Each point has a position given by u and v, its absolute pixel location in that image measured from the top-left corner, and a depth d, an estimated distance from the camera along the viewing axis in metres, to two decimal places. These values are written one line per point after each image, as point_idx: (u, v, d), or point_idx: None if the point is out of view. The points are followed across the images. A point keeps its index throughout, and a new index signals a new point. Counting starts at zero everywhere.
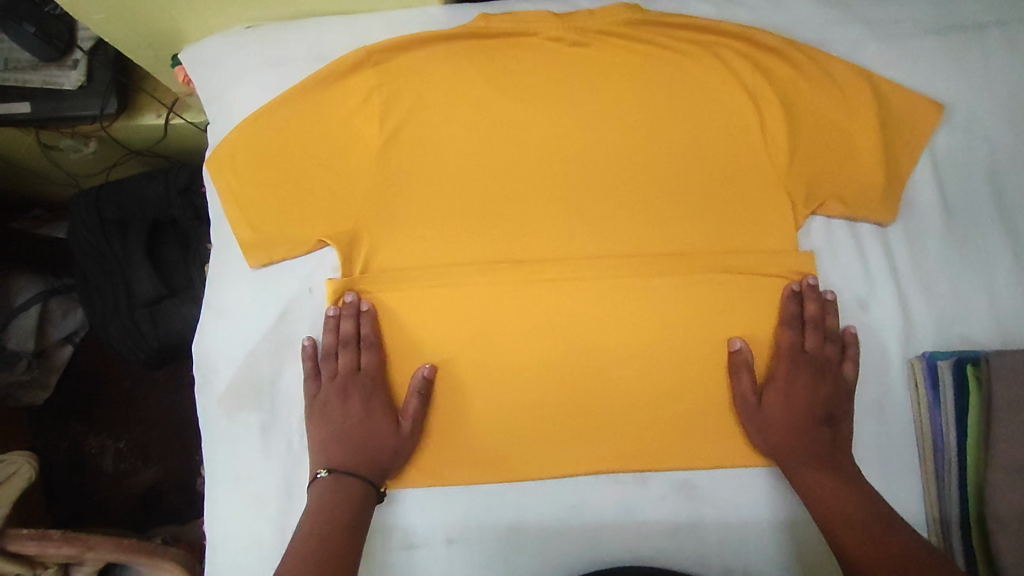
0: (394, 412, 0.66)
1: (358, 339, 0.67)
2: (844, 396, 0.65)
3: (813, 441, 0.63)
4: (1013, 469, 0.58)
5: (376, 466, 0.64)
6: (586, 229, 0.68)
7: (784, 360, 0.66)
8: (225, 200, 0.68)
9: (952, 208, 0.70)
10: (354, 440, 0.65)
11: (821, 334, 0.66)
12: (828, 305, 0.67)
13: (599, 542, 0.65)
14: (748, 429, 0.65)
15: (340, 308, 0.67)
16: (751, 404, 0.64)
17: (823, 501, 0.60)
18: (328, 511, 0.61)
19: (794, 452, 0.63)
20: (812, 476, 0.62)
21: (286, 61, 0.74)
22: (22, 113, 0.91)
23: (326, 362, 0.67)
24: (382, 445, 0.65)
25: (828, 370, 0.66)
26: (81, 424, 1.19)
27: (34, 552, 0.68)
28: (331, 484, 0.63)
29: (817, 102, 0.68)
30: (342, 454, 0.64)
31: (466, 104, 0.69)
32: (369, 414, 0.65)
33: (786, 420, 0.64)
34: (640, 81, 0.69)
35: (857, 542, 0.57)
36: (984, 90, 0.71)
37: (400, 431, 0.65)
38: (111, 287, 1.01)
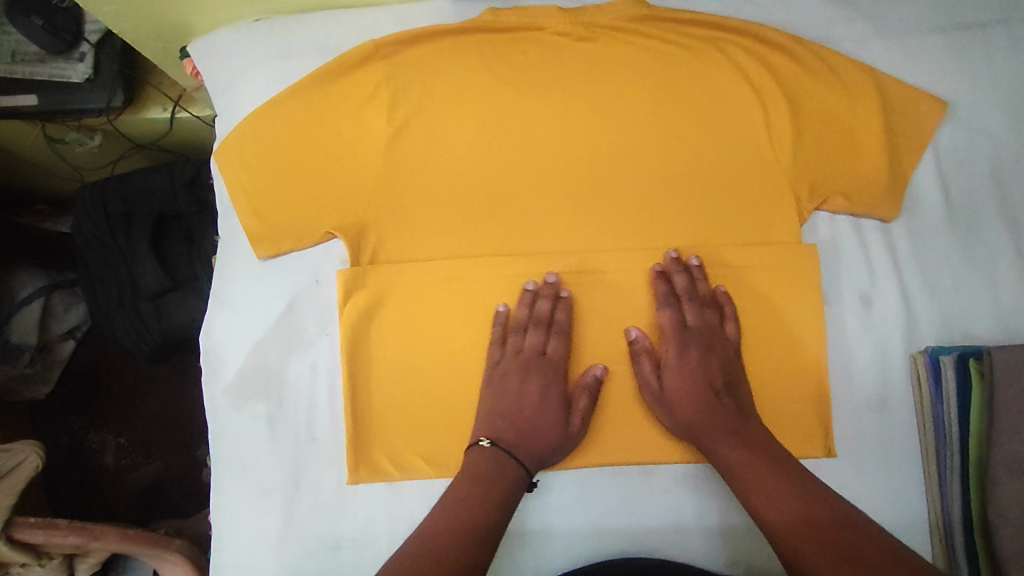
0: (564, 401, 0.65)
1: (550, 323, 0.66)
2: (732, 359, 0.66)
3: (715, 410, 0.63)
4: (1015, 464, 0.59)
5: (536, 452, 0.64)
6: (594, 223, 0.69)
7: (672, 336, 0.66)
8: (233, 191, 0.69)
9: (955, 205, 0.70)
10: (517, 419, 0.64)
11: (698, 306, 0.66)
12: (698, 277, 0.67)
13: (606, 534, 0.66)
14: (656, 412, 0.65)
15: (538, 287, 0.67)
16: (654, 389, 0.65)
17: (742, 472, 0.60)
18: (484, 484, 0.60)
19: (705, 427, 0.63)
20: (723, 447, 0.62)
21: (293, 54, 0.74)
22: (29, 106, 0.92)
23: (510, 339, 0.67)
24: (547, 433, 0.64)
25: (714, 340, 0.66)
26: (82, 418, 1.19)
27: (40, 541, 0.67)
28: (493, 457, 0.62)
29: (823, 98, 0.69)
30: (514, 435, 0.64)
31: (474, 97, 0.70)
32: (560, 399, 0.65)
33: (691, 395, 0.64)
34: (646, 75, 0.70)
35: (779, 513, 0.57)
36: (988, 87, 0.72)
37: (566, 422, 0.65)
38: (115, 281, 1.01)
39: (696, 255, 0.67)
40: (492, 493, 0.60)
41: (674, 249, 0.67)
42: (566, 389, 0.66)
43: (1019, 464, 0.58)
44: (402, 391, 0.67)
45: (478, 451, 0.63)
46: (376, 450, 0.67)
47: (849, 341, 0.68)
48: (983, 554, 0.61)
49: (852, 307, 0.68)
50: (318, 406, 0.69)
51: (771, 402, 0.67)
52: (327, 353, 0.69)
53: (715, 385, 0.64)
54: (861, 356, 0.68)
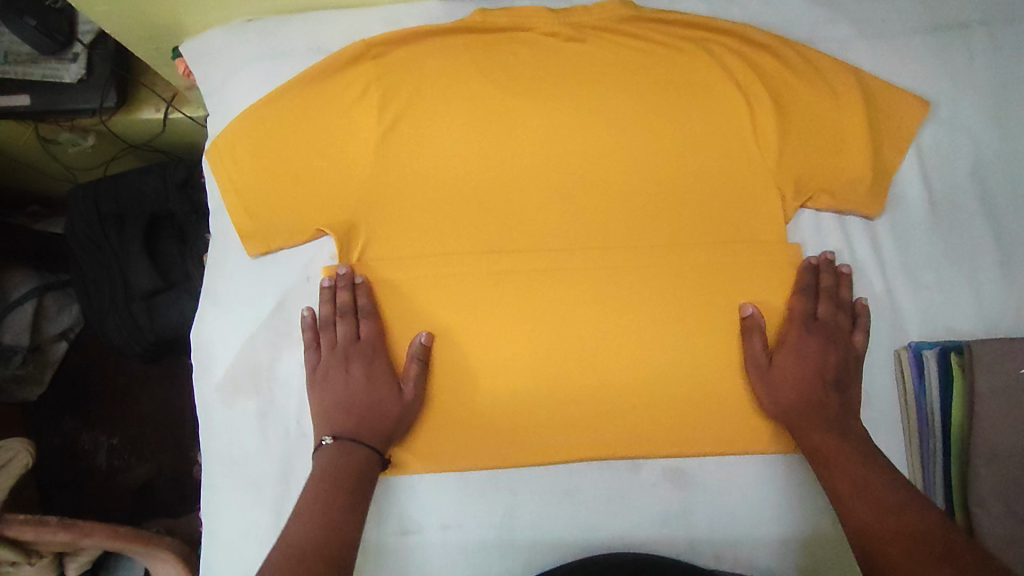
0: (392, 376, 0.66)
1: (355, 309, 0.67)
2: (852, 363, 0.66)
3: (823, 404, 0.64)
4: (994, 454, 0.61)
5: (375, 432, 0.64)
6: (581, 220, 0.70)
7: (799, 324, 0.66)
8: (225, 189, 0.69)
9: (937, 203, 0.71)
10: (353, 407, 0.65)
11: (834, 304, 0.67)
12: (844, 279, 0.68)
13: (593, 529, 0.66)
14: (759, 389, 0.65)
15: (334, 279, 0.67)
16: (763, 366, 0.65)
17: (834, 459, 0.61)
18: (323, 481, 0.61)
19: (806, 414, 0.64)
20: (820, 439, 0.62)
21: (286, 54, 0.75)
22: (22, 106, 0.92)
23: (324, 331, 0.68)
24: (387, 411, 0.65)
25: (838, 338, 0.67)
26: (74, 420, 1.19)
27: (31, 538, 0.67)
28: (334, 452, 0.63)
29: (806, 97, 0.70)
30: (347, 422, 0.65)
31: (462, 96, 0.70)
32: (384, 375, 0.66)
33: (799, 382, 0.65)
34: (633, 75, 0.71)
35: (867, 501, 0.58)
36: (969, 88, 0.73)
37: (401, 396, 0.65)
38: (108, 281, 1.02)
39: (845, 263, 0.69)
40: (331, 489, 0.61)
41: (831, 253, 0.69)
42: (391, 366, 0.67)
43: (998, 454, 0.60)
44: None
45: (320, 451, 0.63)
46: None
47: None
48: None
49: None
50: (307, 403, 0.69)
51: None
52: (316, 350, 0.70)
53: (826, 380, 0.65)
54: None
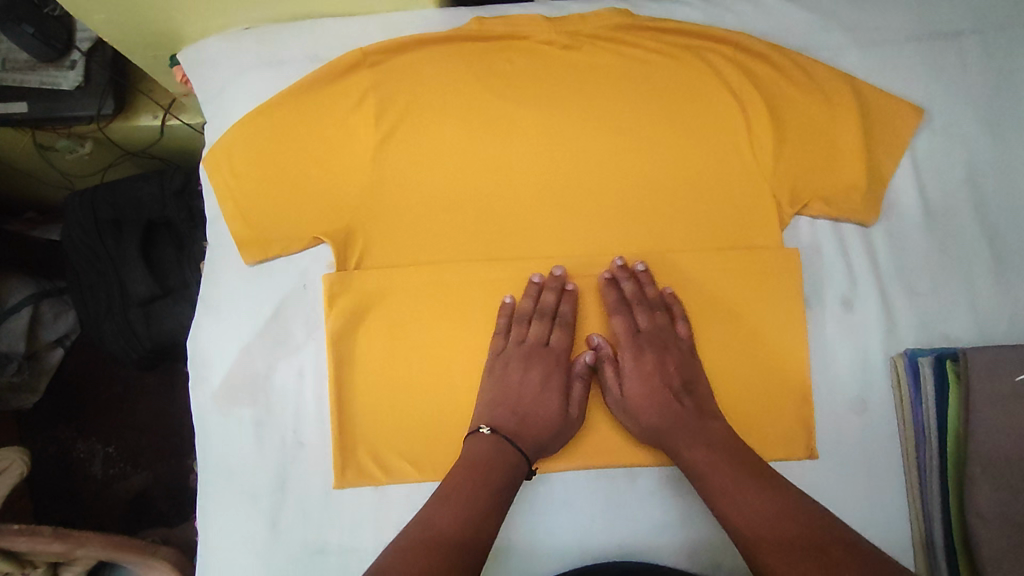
0: (564, 386, 0.67)
1: (555, 315, 0.68)
2: (688, 358, 0.67)
3: (675, 412, 0.64)
4: (993, 462, 0.61)
5: (533, 439, 0.64)
6: (579, 229, 0.70)
7: (629, 339, 0.67)
8: (223, 198, 0.70)
9: (933, 210, 0.71)
10: (517, 407, 0.65)
11: (648, 310, 0.67)
12: (644, 281, 0.68)
13: (590, 539, 0.66)
14: (622, 419, 0.66)
15: (545, 278, 0.68)
16: (613, 394, 0.66)
17: (700, 474, 0.61)
18: (478, 473, 0.60)
19: (667, 430, 0.64)
20: (685, 448, 0.63)
21: (282, 62, 0.75)
22: (19, 113, 0.92)
23: (516, 327, 0.68)
24: (548, 420, 0.65)
25: (667, 341, 0.67)
26: (69, 428, 1.19)
27: (24, 549, 0.65)
28: (486, 444, 0.63)
29: (804, 104, 0.70)
30: (513, 424, 0.65)
31: (460, 104, 0.71)
32: (563, 383, 0.67)
33: (651, 397, 0.65)
34: (629, 84, 0.71)
35: (738, 512, 0.58)
36: (964, 96, 0.74)
37: (567, 413, 0.66)
38: (105, 288, 1.03)
39: (641, 260, 0.68)
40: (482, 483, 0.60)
41: (639, 261, 0.68)
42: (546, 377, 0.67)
43: (995, 461, 0.61)
44: (389, 394, 0.68)
45: (479, 439, 0.63)
46: (361, 453, 0.67)
47: (830, 343, 0.69)
48: (961, 548, 0.62)
49: (835, 310, 0.69)
50: (306, 411, 0.69)
51: (753, 405, 0.68)
52: (314, 358, 0.70)
53: (674, 386, 0.66)
54: (840, 359, 0.69)
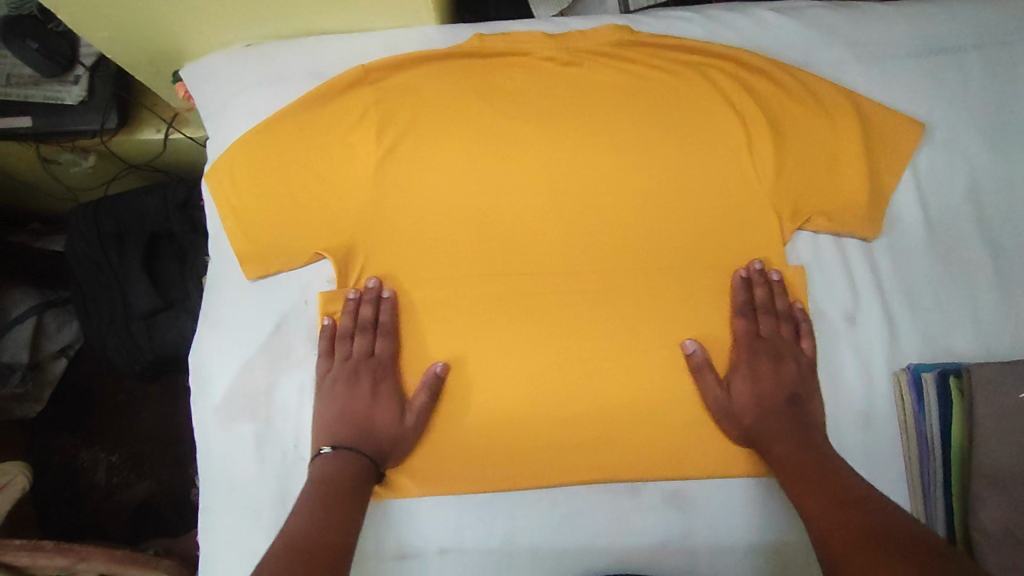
0: (398, 395, 0.66)
1: (375, 326, 0.67)
2: (806, 371, 0.67)
3: (780, 420, 0.65)
4: (997, 478, 0.60)
5: (374, 444, 0.65)
6: (578, 243, 0.70)
7: (746, 342, 0.67)
8: (224, 214, 0.70)
9: (934, 224, 0.71)
10: (354, 422, 0.65)
11: (773, 319, 0.68)
12: (777, 291, 0.68)
13: (591, 553, 0.66)
14: (722, 422, 0.66)
15: (361, 293, 0.68)
16: (721, 399, 0.65)
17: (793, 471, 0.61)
18: (321, 487, 0.60)
19: (771, 431, 0.64)
20: (782, 448, 0.63)
21: (285, 79, 0.75)
22: (22, 127, 0.93)
23: (340, 343, 0.68)
24: (382, 429, 0.65)
25: (784, 352, 0.67)
26: (73, 438, 1.19)
27: (26, 563, 0.67)
28: (327, 459, 0.63)
29: (802, 119, 0.71)
30: (349, 434, 0.65)
31: (460, 120, 0.71)
32: (393, 391, 0.67)
33: (759, 403, 0.66)
34: (630, 99, 0.72)
35: (823, 504, 0.57)
36: (964, 110, 0.73)
37: (402, 421, 0.65)
38: (108, 300, 1.03)
39: (750, 268, 0.69)
40: (332, 498, 0.60)
41: (759, 261, 0.69)
42: (541, 393, 0.67)
43: (1000, 477, 0.60)
44: None
45: (322, 457, 0.64)
46: None
47: (833, 358, 0.69)
48: None
49: (837, 325, 0.69)
50: (306, 426, 0.68)
51: None
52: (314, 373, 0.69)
53: (784, 397, 0.66)
54: (843, 374, 0.68)
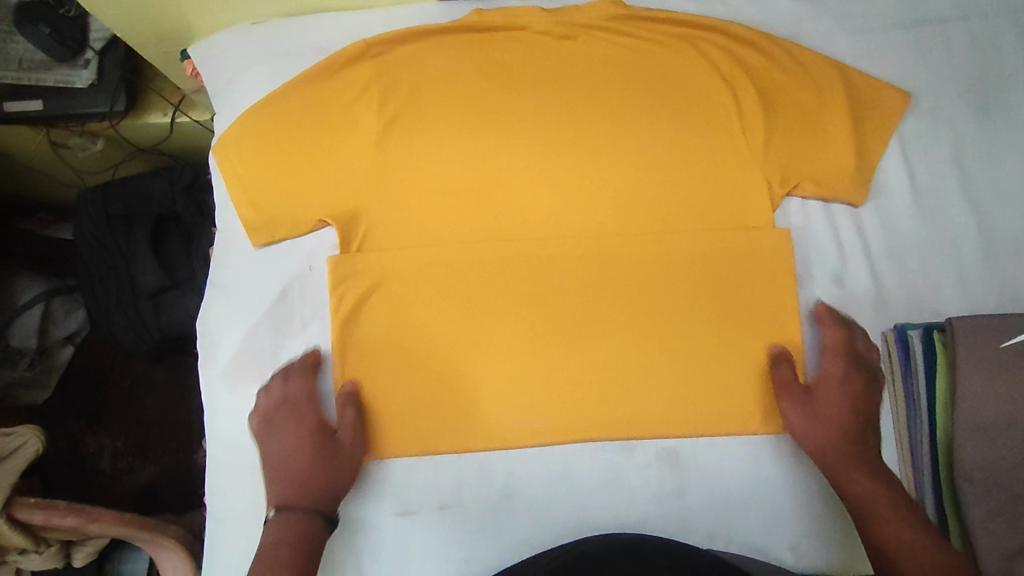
0: (323, 429, 0.67)
1: (288, 369, 0.69)
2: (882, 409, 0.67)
3: (858, 444, 0.63)
4: (979, 425, 0.60)
5: (321, 495, 0.64)
6: (574, 209, 0.72)
7: (837, 357, 0.67)
8: (231, 183, 0.72)
9: (920, 190, 0.73)
10: (290, 469, 0.65)
11: (868, 343, 0.68)
12: (867, 349, 0.68)
13: (589, 510, 0.68)
14: (796, 421, 0.66)
15: (284, 369, 0.69)
16: (801, 400, 0.66)
17: (868, 499, 0.60)
18: (281, 553, 0.60)
19: (849, 452, 0.63)
20: (857, 470, 0.62)
21: (290, 54, 0.78)
22: (34, 110, 0.96)
23: (263, 399, 0.69)
24: (325, 462, 0.65)
25: (873, 378, 0.67)
26: (79, 422, 1.21)
27: (39, 521, 0.69)
28: (278, 524, 0.62)
29: (791, 89, 0.73)
30: (291, 492, 0.64)
31: (459, 92, 0.73)
32: (316, 424, 0.67)
33: (838, 414, 0.65)
34: (624, 71, 0.74)
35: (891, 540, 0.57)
36: (949, 80, 0.76)
37: (341, 445, 0.66)
38: (115, 280, 1.05)
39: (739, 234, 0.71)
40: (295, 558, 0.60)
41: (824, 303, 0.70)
42: (536, 354, 0.70)
43: (981, 423, 0.60)
44: (389, 373, 0.70)
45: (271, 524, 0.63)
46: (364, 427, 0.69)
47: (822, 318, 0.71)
48: (953, 515, 0.63)
49: (825, 287, 0.71)
50: None
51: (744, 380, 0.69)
52: (318, 335, 0.72)
53: (865, 422, 0.65)
54: None
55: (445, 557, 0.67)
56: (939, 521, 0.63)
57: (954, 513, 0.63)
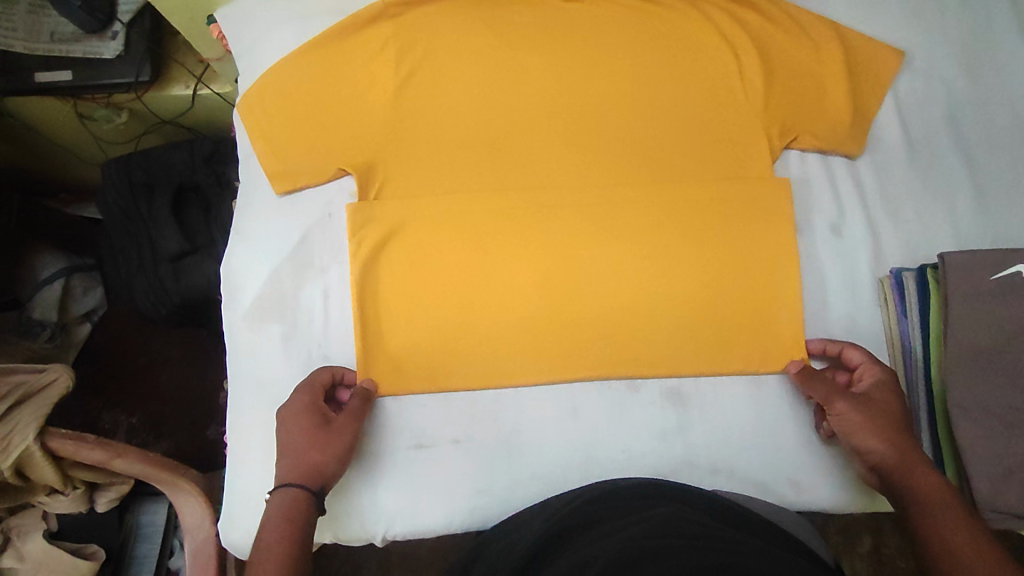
0: (321, 412, 0.67)
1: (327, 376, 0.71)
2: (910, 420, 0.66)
3: (914, 446, 0.62)
4: (966, 351, 0.66)
5: (315, 475, 0.64)
6: (581, 160, 0.75)
7: (874, 365, 0.67)
8: (254, 135, 0.75)
9: (915, 143, 0.77)
10: (291, 446, 0.65)
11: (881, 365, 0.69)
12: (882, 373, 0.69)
13: (595, 445, 0.71)
14: (858, 421, 0.63)
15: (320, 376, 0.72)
16: (855, 403, 0.64)
17: (936, 499, 0.58)
18: (278, 530, 0.60)
19: (908, 454, 0.62)
20: (921, 475, 0.60)
21: (310, 17, 0.82)
22: (63, 81, 0.99)
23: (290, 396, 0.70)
24: (328, 442, 0.65)
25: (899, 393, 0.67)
26: (96, 400, 1.20)
27: (70, 451, 0.74)
28: (280, 498, 0.62)
29: (790, 48, 0.76)
30: (293, 465, 0.64)
31: (473, 49, 0.76)
32: (317, 407, 0.67)
33: (889, 418, 0.63)
34: (629, 31, 0.77)
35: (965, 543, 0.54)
36: (941, 42, 0.79)
37: (343, 427, 0.66)
38: (136, 247, 1.08)
39: (742, 182, 0.73)
40: (293, 533, 0.60)
41: (826, 342, 0.70)
42: (545, 298, 0.73)
43: (969, 349, 0.65)
44: (406, 314, 0.73)
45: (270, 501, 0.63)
46: (382, 364, 0.72)
47: (822, 266, 0.73)
48: (947, 441, 0.68)
49: (825, 236, 0.74)
50: (330, 328, 0.74)
51: (744, 323, 0.72)
52: (337, 279, 0.75)
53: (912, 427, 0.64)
54: (831, 281, 0.73)
55: (455, 489, 0.70)
56: (933, 447, 0.68)
57: (947, 437, 0.68)
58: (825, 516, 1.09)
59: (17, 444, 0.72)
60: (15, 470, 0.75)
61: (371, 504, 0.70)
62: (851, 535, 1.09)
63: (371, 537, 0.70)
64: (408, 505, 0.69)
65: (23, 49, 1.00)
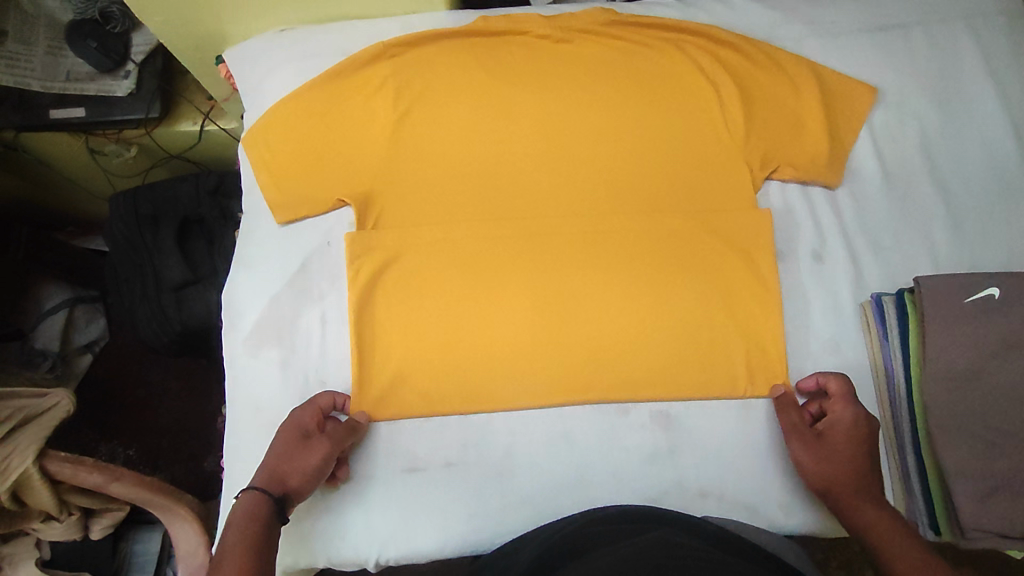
0: (308, 431, 0.68)
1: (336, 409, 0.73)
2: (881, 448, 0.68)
3: (865, 482, 0.65)
4: (944, 373, 0.68)
5: (280, 482, 0.65)
6: (572, 192, 0.78)
7: (846, 402, 0.68)
8: (258, 167, 0.79)
9: (891, 174, 0.80)
10: (269, 456, 0.66)
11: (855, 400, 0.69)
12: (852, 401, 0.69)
13: (586, 467, 0.72)
14: (813, 463, 0.67)
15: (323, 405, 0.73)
16: (806, 443, 0.68)
17: (880, 535, 0.61)
18: (239, 529, 0.60)
19: (858, 489, 0.65)
20: (869, 508, 0.63)
21: (314, 57, 0.86)
22: (76, 118, 1.04)
23: None
24: (300, 459, 0.66)
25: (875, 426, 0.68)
26: (93, 431, 1.21)
27: (66, 474, 0.76)
28: (244, 500, 0.63)
29: (768, 86, 0.80)
30: (264, 473, 0.65)
31: (467, 86, 0.80)
32: (303, 425, 0.69)
33: (847, 458, 0.66)
34: (616, 69, 0.81)
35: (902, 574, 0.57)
36: (913, 79, 0.84)
37: (320, 449, 0.67)
38: (140, 276, 1.09)
39: (725, 212, 0.77)
40: (255, 534, 0.60)
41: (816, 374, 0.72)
42: (536, 324, 0.75)
43: (949, 371, 0.68)
44: (401, 339, 0.74)
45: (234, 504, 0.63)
46: (377, 386, 0.74)
47: (806, 291, 0.76)
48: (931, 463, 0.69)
49: (807, 264, 0.77)
50: (327, 353, 0.76)
51: (732, 348, 0.74)
52: (335, 305, 0.77)
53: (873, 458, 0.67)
54: (814, 306, 0.75)
55: (450, 512, 0.70)
56: (918, 468, 0.69)
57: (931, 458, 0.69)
58: (827, 550, 1.08)
59: (16, 467, 0.74)
60: (12, 495, 0.76)
61: (365, 527, 0.70)
62: (854, 569, 1.07)
63: (364, 562, 0.70)
64: (402, 528, 0.70)
65: (39, 87, 1.04)
